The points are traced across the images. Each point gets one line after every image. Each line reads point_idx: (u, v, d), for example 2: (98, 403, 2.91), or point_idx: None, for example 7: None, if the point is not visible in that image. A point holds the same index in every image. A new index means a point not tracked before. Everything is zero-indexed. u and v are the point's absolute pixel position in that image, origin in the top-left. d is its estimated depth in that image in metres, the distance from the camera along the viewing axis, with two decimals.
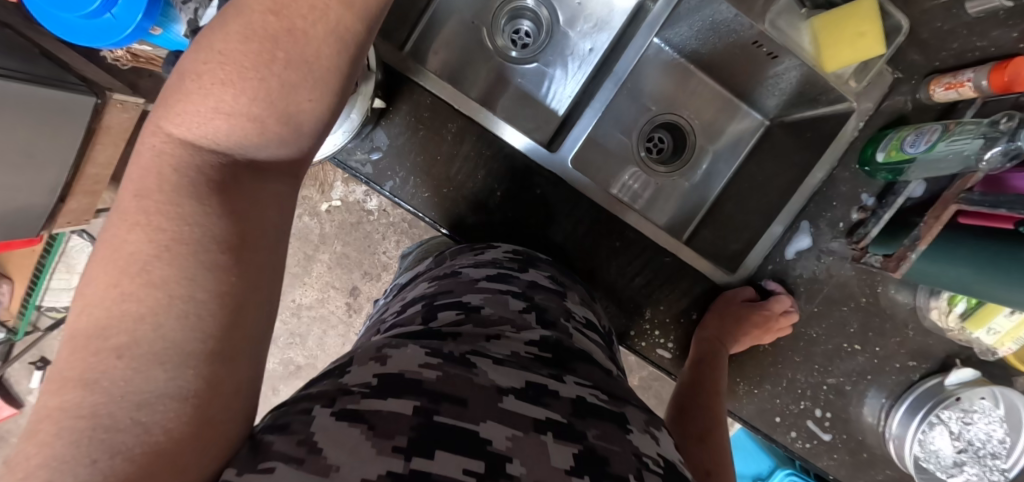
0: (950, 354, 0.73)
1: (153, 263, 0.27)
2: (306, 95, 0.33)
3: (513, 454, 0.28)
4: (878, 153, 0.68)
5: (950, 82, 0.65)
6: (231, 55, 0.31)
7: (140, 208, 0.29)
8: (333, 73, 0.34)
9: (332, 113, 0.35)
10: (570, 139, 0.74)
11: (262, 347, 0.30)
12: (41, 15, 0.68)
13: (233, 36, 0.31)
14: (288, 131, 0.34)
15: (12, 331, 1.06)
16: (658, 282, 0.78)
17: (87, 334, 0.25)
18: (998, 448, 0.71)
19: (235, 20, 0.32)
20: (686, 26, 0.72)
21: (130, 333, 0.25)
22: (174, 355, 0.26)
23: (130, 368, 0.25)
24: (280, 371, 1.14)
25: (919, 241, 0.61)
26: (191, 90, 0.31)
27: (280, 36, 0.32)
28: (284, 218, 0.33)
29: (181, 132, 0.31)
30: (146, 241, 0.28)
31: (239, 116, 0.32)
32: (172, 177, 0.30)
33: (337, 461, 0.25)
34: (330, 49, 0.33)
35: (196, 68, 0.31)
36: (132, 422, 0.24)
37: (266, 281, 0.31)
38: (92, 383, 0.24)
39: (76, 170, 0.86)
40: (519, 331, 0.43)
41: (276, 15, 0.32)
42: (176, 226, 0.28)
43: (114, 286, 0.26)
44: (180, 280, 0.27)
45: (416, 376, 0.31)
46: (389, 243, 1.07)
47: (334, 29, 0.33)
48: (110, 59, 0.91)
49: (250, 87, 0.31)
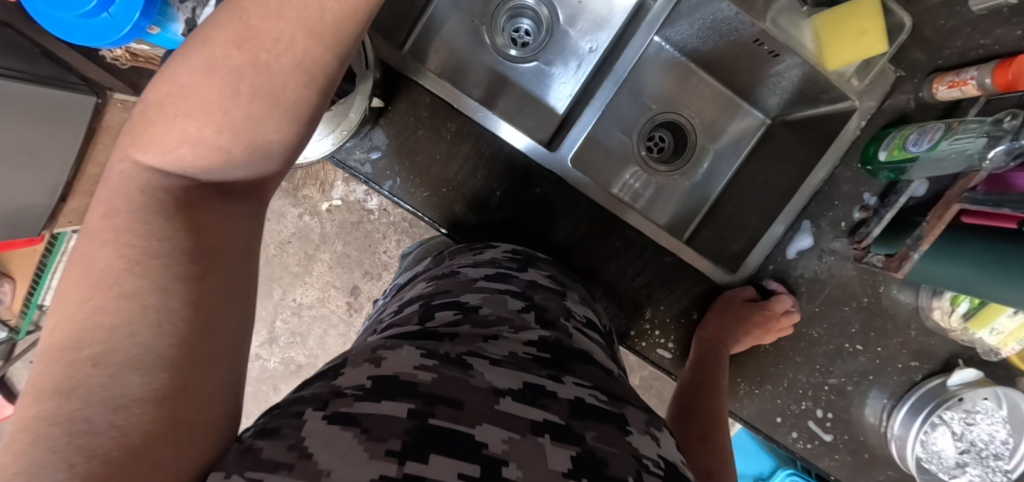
0: (953, 354, 0.73)
1: (124, 277, 0.29)
2: (273, 126, 0.33)
3: (509, 457, 0.28)
4: (880, 153, 0.68)
5: (953, 80, 0.65)
6: (194, 90, 0.32)
7: (109, 227, 0.31)
8: (300, 106, 0.34)
9: (303, 137, 0.36)
10: (569, 139, 0.73)
11: (236, 351, 0.31)
12: (41, 19, 0.68)
13: (196, 71, 0.32)
14: (255, 159, 0.34)
15: (14, 330, 1.07)
16: (658, 282, 0.78)
17: (60, 347, 0.27)
18: (1000, 449, 0.71)
19: (197, 52, 0.32)
20: (687, 24, 0.71)
21: (103, 343, 0.27)
22: (148, 359, 0.27)
23: (106, 374, 0.26)
24: (281, 371, 1.14)
25: (921, 241, 0.61)
26: (155, 121, 0.33)
27: (244, 70, 0.32)
28: (252, 234, 0.35)
29: (148, 160, 0.33)
30: (116, 256, 0.29)
31: (203, 145, 0.32)
32: (139, 197, 0.32)
33: (328, 465, 0.25)
34: (296, 82, 0.33)
35: (159, 100, 0.33)
36: (108, 425, 0.25)
37: (237, 290, 0.32)
38: (68, 391, 0.25)
39: (76, 170, 0.86)
40: (517, 331, 0.43)
41: (238, 48, 0.32)
42: (146, 242, 0.30)
43: (87, 300, 0.28)
44: (153, 292, 0.29)
45: (410, 379, 0.31)
46: (389, 242, 1.07)
47: (300, 62, 0.32)
48: (110, 59, 0.89)
49: (213, 121, 0.32)
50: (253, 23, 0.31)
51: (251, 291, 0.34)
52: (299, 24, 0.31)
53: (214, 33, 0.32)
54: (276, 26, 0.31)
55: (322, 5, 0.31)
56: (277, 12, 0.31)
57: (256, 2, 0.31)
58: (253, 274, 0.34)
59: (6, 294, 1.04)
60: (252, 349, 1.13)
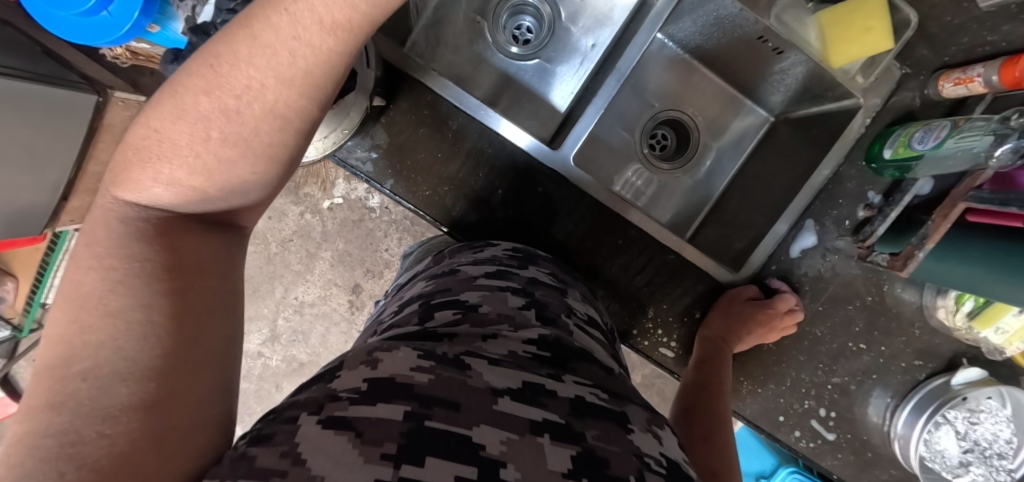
0: (957, 353, 0.72)
1: (108, 297, 0.31)
2: (249, 169, 0.36)
3: (507, 459, 0.28)
4: (885, 150, 0.67)
5: (959, 77, 0.64)
6: (168, 134, 0.35)
7: (93, 254, 0.33)
8: (276, 148, 0.37)
9: (277, 177, 0.39)
10: (570, 138, 0.72)
11: (222, 362, 0.33)
12: (43, 19, 0.72)
13: (168, 117, 0.35)
14: (231, 196, 0.37)
15: (18, 327, 1.09)
16: (660, 281, 0.78)
17: (53, 365, 0.29)
18: (1004, 449, 0.70)
19: (169, 101, 0.35)
20: (689, 21, 0.71)
21: (92, 359, 0.29)
22: (135, 371, 0.29)
23: (94, 386, 0.28)
24: (284, 369, 1.14)
25: (927, 239, 0.60)
26: (135, 162, 0.36)
27: (214, 116, 0.35)
28: (226, 250, 0.38)
29: (126, 196, 0.35)
30: (99, 279, 0.32)
31: (177, 185, 0.35)
32: (119, 227, 0.34)
33: (321, 471, 0.24)
34: (269, 127, 0.36)
35: (138, 144, 0.36)
36: (96, 435, 0.26)
37: (218, 303, 0.35)
38: (59, 404, 0.27)
39: (78, 168, 0.86)
40: (517, 330, 0.42)
41: (208, 95, 0.34)
42: (127, 264, 0.33)
43: (74, 321, 0.30)
44: (135, 308, 0.31)
45: (407, 380, 0.31)
46: (391, 240, 1.07)
47: (271, 108, 0.35)
48: (110, 57, 0.91)
49: (185, 164, 0.35)
50: (222, 71, 0.34)
51: (234, 306, 0.36)
52: (269, 71, 0.34)
53: (185, 82, 0.35)
54: (246, 74, 0.34)
55: (293, 50, 0.34)
56: (247, 60, 0.34)
57: (227, 50, 0.34)
58: (234, 290, 0.37)
59: (8, 292, 1.05)
60: (254, 347, 1.13)
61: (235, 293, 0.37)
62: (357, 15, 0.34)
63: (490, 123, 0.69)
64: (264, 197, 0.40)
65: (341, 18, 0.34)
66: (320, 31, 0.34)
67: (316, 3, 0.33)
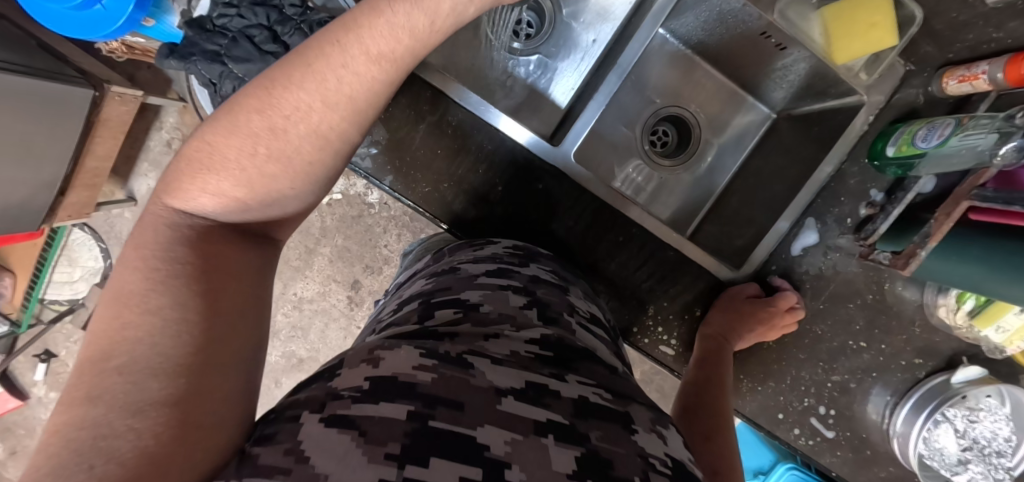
0: (958, 351, 0.72)
1: (148, 295, 0.32)
2: (287, 184, 0.38)
3: (512, 459, 0.28)
4: (888, 148, 0.66)
5: (963, 74, 0.63)
6: (221, 146, 0.36)
7: (138, 255, 0.34)
8: (314, 168, 0.38)
9: (315, 192, 0.41)
10: (573, 134, 0.73)
11: (248, 363, 0.33)
12: (38, 15, 0.72)
13: (220, 131, 0.36)
14: (273, 206, 0.39)
15: (16, 323, 1.07)
16: (660, 276, 0.77)
17: (92, 359, 0.29)
18: (1003, 446, 0.72)
19: (228, 115, 0.36)
20: (692, 17, 0.70)
21: (129, 354, 0.29)
22: (166, 367, 0.30)
23: (129, 381, 0.28)
24: (282, 364, 1.14)
25: (929, 238, 0.60)
26: (185, 170, 0.36)
27: (262, 133, 0.36)
28: (264, 261, 0.39)
29: (177, 205, 0.36)
30: (142, 279, 0.32)
31: (223, 197, 0.36)
32: (164, 232, 0.35)
33: (325, 469, 0.24)
34: (311, 146, 0.37)
35: (190, 152, 0.37)
36: (126, 428, 0.27)
37: (253, 312, 0.35)
38: (95, 397, 0.27)
39: (75, 163, 0.85)
40: (518, 330, 0.42)
41: (260, 113, 0.36)
42: (168, 266, 0.33)
43: (116, 317, 0.31)
44: (172, 306, 0.31)
45: (410, 379, 0.30)
46: (390, 236, 1.06)
47: (314, 130, 0.36)
48: (105, 51, 0.89)
49: (231, 176, 0.36)
50: (275, 93, 0.35)
51: (260, 310, 0.36)
52: (317, 95, 0.36)
53: (244, 99, 0.36)
54: (296, 96, 0.35)
55: (341, 77, 0.36)
56: (298, 84, 0.35)
57: (282, 75, 0.36)
58: (265, 295, 0.37)
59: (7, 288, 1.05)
60: None
61: (265, 298, 0.37)
62: (401, 47, 0.37)
63: (491, 119, 0.71)
64: (302, 209, 0.42)
65: (386, 50, 0.36)
66: (366, 61, 0.36)
67: (365, 36, 0.36)
